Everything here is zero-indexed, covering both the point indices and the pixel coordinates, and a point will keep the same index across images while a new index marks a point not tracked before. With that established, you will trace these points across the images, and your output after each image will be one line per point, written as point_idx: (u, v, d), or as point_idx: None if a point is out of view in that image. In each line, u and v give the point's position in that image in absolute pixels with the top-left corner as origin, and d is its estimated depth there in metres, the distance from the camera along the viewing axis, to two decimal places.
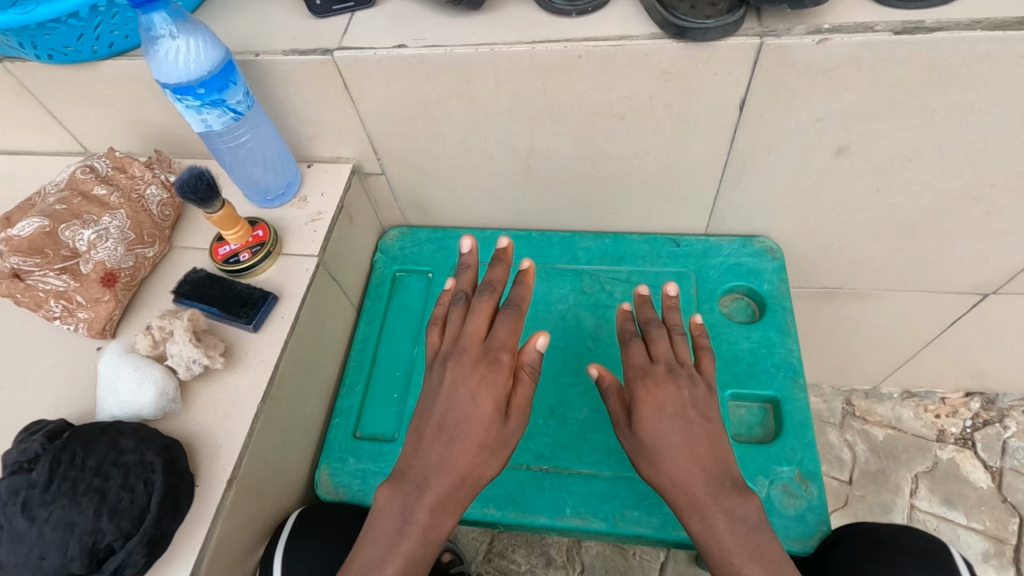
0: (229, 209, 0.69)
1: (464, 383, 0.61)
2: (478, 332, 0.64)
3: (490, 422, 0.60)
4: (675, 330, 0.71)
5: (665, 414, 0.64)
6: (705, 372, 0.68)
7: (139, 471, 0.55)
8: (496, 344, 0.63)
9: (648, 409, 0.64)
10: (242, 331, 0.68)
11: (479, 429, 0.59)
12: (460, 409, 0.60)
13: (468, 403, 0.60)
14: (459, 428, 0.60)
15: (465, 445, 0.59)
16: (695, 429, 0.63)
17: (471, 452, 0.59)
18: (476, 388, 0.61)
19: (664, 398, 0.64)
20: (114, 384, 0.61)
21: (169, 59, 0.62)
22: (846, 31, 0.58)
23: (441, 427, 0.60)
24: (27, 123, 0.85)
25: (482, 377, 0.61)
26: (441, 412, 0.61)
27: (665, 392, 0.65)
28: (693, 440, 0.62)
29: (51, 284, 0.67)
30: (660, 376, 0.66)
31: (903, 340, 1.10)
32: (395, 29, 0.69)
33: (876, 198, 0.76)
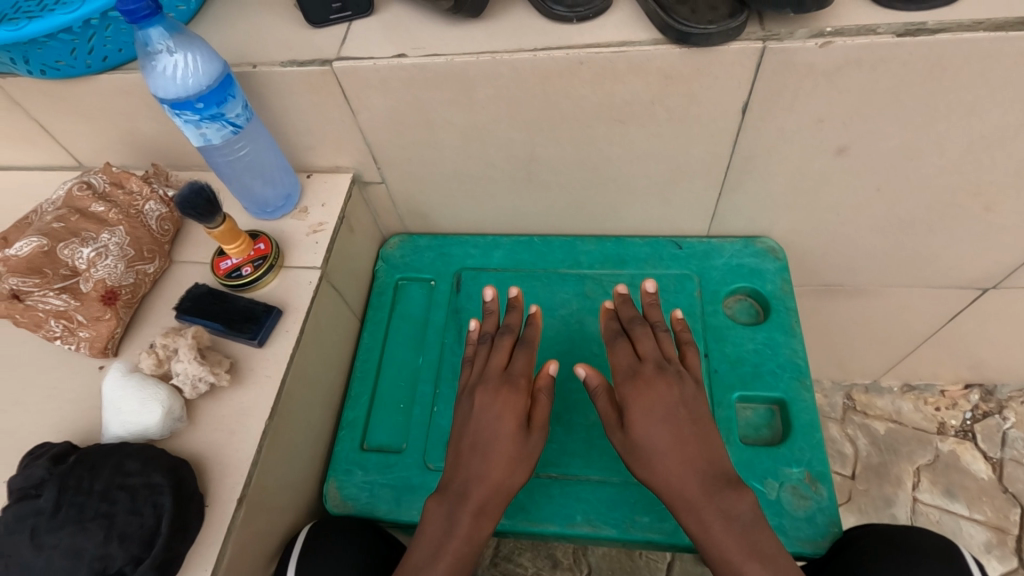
0: (230, 223, 0.68)
1: (490, 405, 0.67)
2: (500, 364, 0.70)
3: (516, 440, 0.65)
4: (659, 329, 0.72)
5: (656, 417, 0.64)
6: (691, 366, 0.70)
7: (146, 494, 0.54)
8: (516, 373, 0.69)
9: (638, 408, 0.65)
10: (247, 347, 0.67)
11: (510, 444, 0.64)
12: (490, 427, 0.65)
13: (495, 424, 0.65)
14: (490, 441, 0.65)
15: (496, 457, 0.64)
16: (686, 431, 0.64)
17: (504, 463, 0.64)
18: (504, 409, 0.66)
19: (654, 397, 0.65)
20: (119, 405, 0.60)
21: (166, 74, 0.61)
22: (849, 33, 0.58)
23: (472, 442, 0.65)
24: (17, 138, 0.84)
25: (506, 400, 0.66)
26: (472, 432, 0.66)
27: (655, 390, 0.66)
28: (683, 438, 0.63)
29: (50, 304, 0.65)
30: (649, 375, 0.67)
31: (903, 334, 1.11)
32: (393, 39, 0.68)
33: (877, 196, 0.76)
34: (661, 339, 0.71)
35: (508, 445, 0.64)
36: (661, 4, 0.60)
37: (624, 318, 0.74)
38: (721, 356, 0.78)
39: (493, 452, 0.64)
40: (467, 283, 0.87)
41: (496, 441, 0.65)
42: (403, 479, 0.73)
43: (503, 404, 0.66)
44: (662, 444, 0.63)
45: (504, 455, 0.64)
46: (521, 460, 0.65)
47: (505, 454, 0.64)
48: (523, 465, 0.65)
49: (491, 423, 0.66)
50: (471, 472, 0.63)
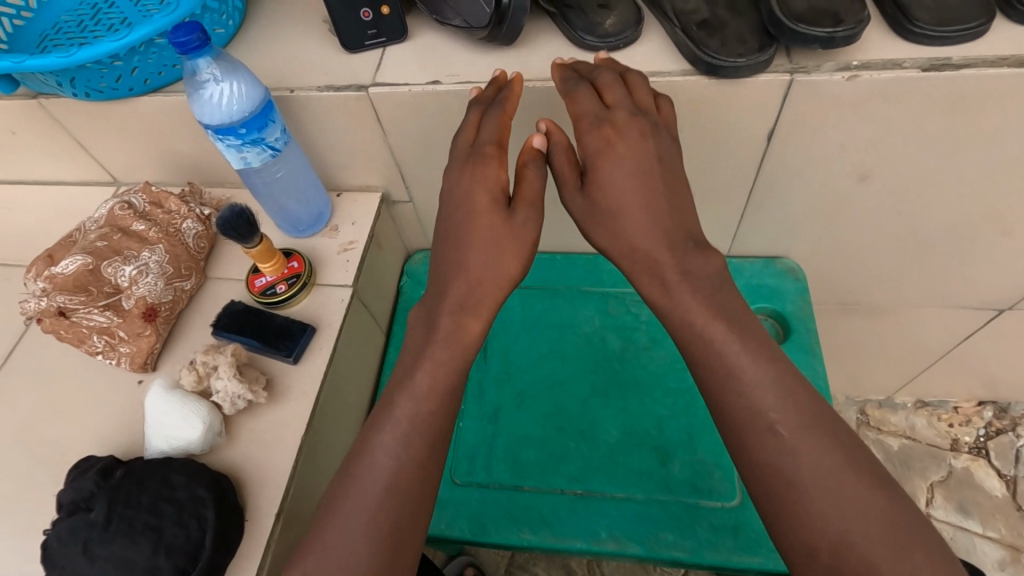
0: (267, 243, 0.70)
1: (466, 174, 0.59)
2: (467, 140, 0.60)
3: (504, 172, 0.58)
4: (626, 70, 0.61)
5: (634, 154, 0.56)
6: (666, 115, 0.60)
7: (190, 508, 0.56)
8: (484, 141, 0.59)
9: (607, 160, 0.56)
10: (282, 363, 0.69)
11: (493, 293, 0.56)
12: (462, 201, 0.58)
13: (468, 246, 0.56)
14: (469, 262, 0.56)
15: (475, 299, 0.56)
16: (656, 178, 0.56)
17: (488, 296, 0.56)
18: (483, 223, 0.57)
19: (624, 153, 0.56)
20: (162, 420, 0.62)
21: (213, 101, 0.63)
22: (875, 67, 0.60)
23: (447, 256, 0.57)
24: (57, 155, 0.86)
25: (473, 170, 0.58)
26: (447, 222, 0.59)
27: (626, 144, 0.56)
28: (655, 191, 0.56)
29: (94, 320, 0.67)
30: (621, 122, 0.57)
31: (918, 352, 1.11)
32: (427, 65, 0.70)
33: (898, 220, 0.78)
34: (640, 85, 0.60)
35: (489, 290, 0.56)
36: (692, 36, 0.62)
37: (583, 70, 0.62)
38: None
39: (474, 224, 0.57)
40: None
41: (478, 267, 0.56)
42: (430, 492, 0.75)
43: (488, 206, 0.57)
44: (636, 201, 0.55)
45: (484, 279, 0.56)
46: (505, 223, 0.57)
47: (484, 233, 0.56)
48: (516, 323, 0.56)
49: (472, 185, 0.58)
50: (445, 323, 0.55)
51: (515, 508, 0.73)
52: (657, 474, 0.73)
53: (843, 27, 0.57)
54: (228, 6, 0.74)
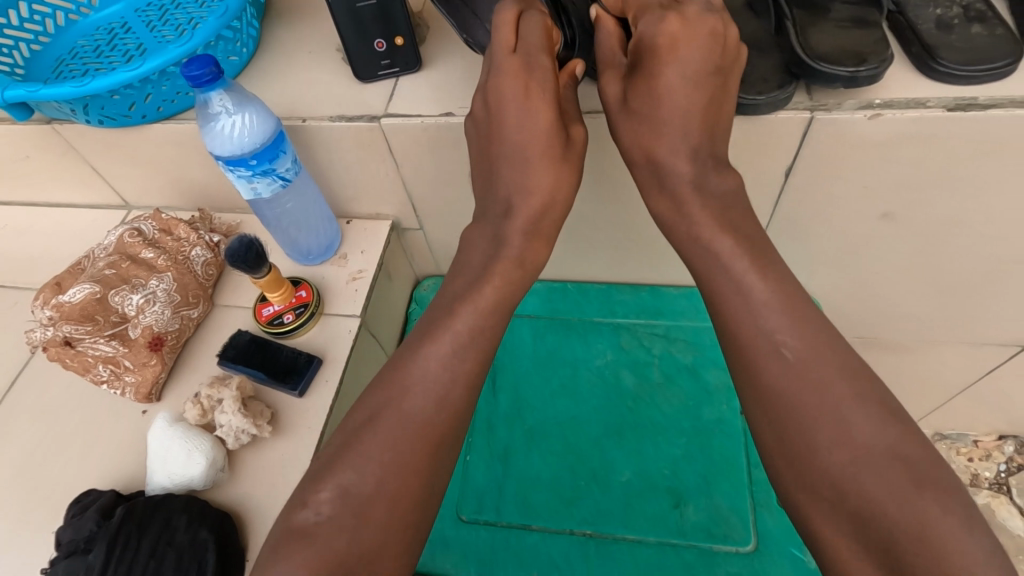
0: (275, 273, 0.70)
1: (516, 94, 0.58)
2: (508, 47, 0.59)
3: (563, 180, 0.59)
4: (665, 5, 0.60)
5: (686, 66, 0.55)
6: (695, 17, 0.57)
7: (191, 552, 0.54)
8: (532, 51, 0.58)
9: (656, 84, 0.56)
10: (287, 397, 0.68)
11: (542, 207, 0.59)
12: (517, 174, 0.59)
13: (523, 198, 0.59)
14: (528, 170, 0.59)
15: (534, 208, 0.59)
16: (719, 106, 0.57)
17: (551, 168, 0.59)
18: (535, 182, 0.59)
19: (664, 86, 0.56)
20: (165, 456, 0.61)
21: (224, 133, 0.63)
22: (898, 106, 0.58)
23: (506, 164, 0.60)
24: (71, 179, 0.86)
25: (526, 87, 0.58)
26: (501, 192, 0.61)
27: (668, 95, 0.56)
28: (689, 111, 0.56)
29: (100, 350, 0.67)
30: (662, 82, 0.56)
31: (938, 387, 1.08)
32: (440, 97, 0.69)
33: (920, 258, 0.76)
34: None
35: (541, 198, 0.59)
36: None
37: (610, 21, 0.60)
38: None
39: (532, 158, 0.59)
40: None
41: (537, 196, 0.59)
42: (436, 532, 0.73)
43: (540, 185, 0.59)
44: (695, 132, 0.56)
45: (547, 163, 0.59)
46: (561, 157, 0.59)
47: (543, 200, 0.59)
48: None
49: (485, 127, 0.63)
50: (512, 181, 0.60)
51: (521, 551, 0.71)
52: (671, 518, 0.71)
53: (866, 67, 0.55)
54: (242, 33, 0.74)
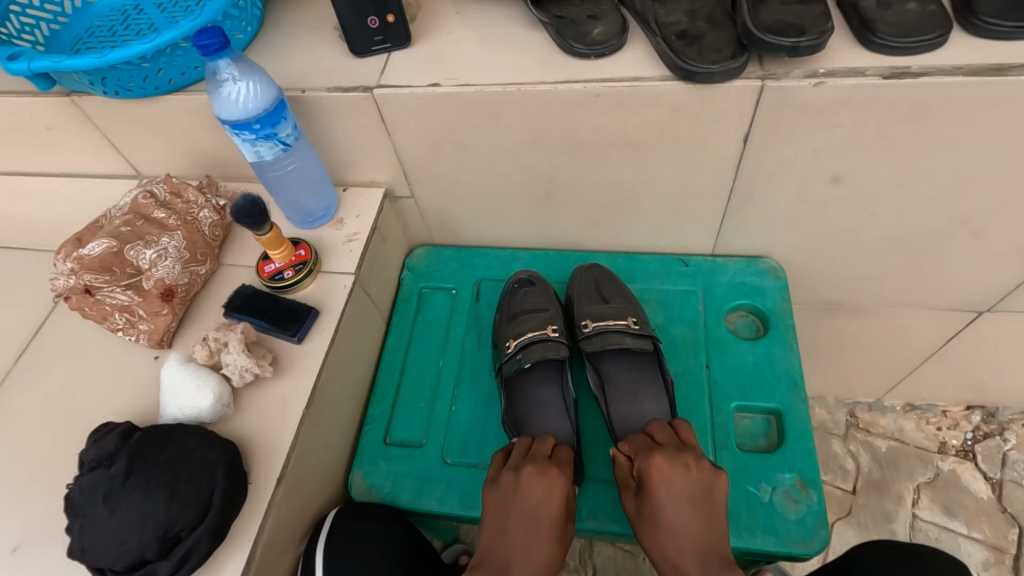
0: (276, 231, 0.76)
1: (537, 494, 0.67)
2: (545, 453, 0.72)
3: (557, 545, 0.66)
4: (677, 421, 0.74)
5: (688, 496, 0.64)
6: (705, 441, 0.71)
7: (203, 469, 0.60)
8: (561, 462, 0.71)
9: (658, 501, 0.65)
10: (287, 344, 0.74)
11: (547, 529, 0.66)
12: (529, 509, 0.67)
13: (525, 553, 0.65)
14: (537, 523, 0.66)
15: (542, 537, 0.66)
16: (712, 508, 0.64)
17: (550, 546, 0.66)
18: (551, 488, 0.67)
19: (663, 505, 0.64)
20: (176, 391, 0.67)
21: (231, 98, 0.69)
22: (840, 75, 0.64)
23: (515, 527, 0.66)
24: (87, 149, 0.93)
25: (548, 485, 0.67)
26: (512, 510, 0.67)
27: (664, 501, 0.64)
28: (683, 490, 0.65)
29: (117, 299, 0.73)
30: (658, 503, 0.65)
31: (904, 354, 1.14)
32: (428, 70, 0.76)
33: (872, 223, 0.82)
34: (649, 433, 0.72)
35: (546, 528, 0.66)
36: (671, 45, 0.67)
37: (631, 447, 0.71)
38: (722, 367, 0.83)
39: (551, 483, 0.67)
40: (487, 293, 0.94)
41: (544, 518, 0.66)
42: (423, 471, 0.80)
43: (545, 508, 0.67)
44: (691, 534, 0.63)
45: (546, 538, 0.66)
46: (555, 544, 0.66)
47: (548, 534, 0.66)
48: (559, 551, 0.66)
49: None
50: (515, 552, 0.65)
51: None
52: None
53: (807, 38, 0.61)
54: (247, 13, 0.80)
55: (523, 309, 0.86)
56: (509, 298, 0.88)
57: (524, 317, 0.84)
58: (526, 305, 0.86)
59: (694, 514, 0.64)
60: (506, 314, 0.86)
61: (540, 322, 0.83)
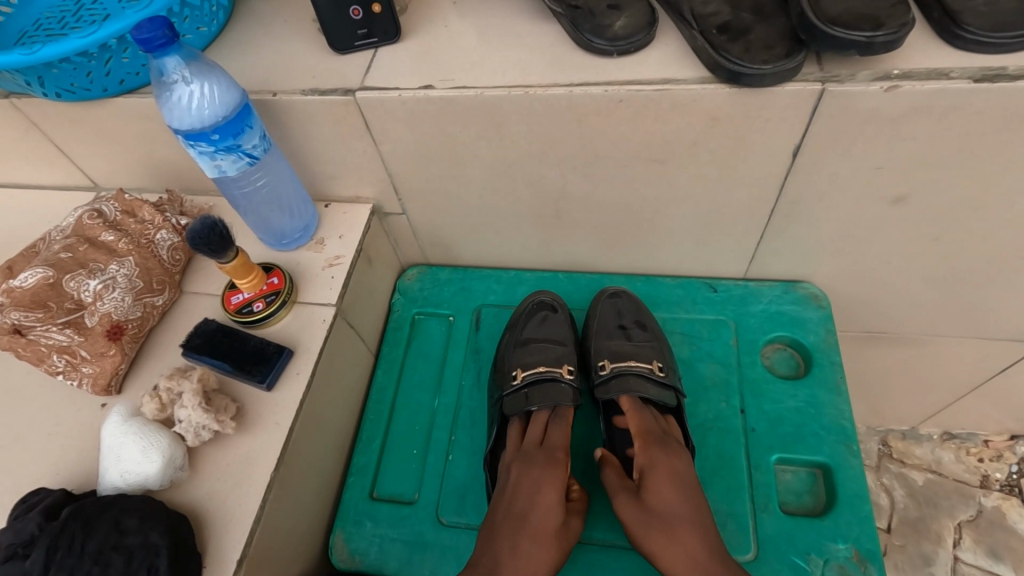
0: (243, 258, 0.65)
1: (530, 478, 0.63)
2: (536, 440, 0.69)
3: (555, 541, 0.60)
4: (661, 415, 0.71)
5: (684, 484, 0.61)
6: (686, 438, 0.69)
7: (141, 556, 0.50)
8: (554, 447, 0.67)
9: (660, 479, 0.61)
10: (255, 390, 0.64)
11: (545, 516, 0.60)
12: (525, 494, 0.62)
13: (515, 546, 0.58)
14: (529, 516, 0.60)
15: (535, 531, 0.59)
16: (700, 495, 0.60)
17: (546, 545, 0.59)
18: (541, 479, 0.63)
19: (667, 472, 0.62)
20: (117, 453, 0.56)
21: (182, 104, 0.58)
22: (917, 78, 0.53)
23: (506, 521, 0.60)
24: (34, 157, 0.82)
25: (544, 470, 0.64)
26: (507, 499, 0.63)
27: (665, 476, 0.61)
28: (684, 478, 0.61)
29: (53, 339, 0.62)
30: (661, 479, 0.61)
31: (948, 384, 1.03)
32: (421, 68, 0.65)
33: (934, 247, 0.71)
34: (643, 417, 0.68)
35: (544, 517, 0.60)
36: (711, 41, 0.56)
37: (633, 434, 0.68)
38: (759, 414, 0.72)
39: (539, 476, 0.63)
40: (489, 321, 0.83)
41: (538, 513, 0.60)
42: (415, 534, 0.69)
43: (541, 496, 0.62)
44: (671, 517, 0.58)
45: (541, 534, 0.59)
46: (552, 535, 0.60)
47: (543, 530, 0.59)
48: (553, 548, 0.59)
49: None
50: (503, 548, 0.58)
51: None
52: None
53: (883, 32, 0.50)
54: (212, 4, 0.69)
55: (535, 343, 0.75)
56: (519, 326, 0.77)
57: (539, 355, 0.74)
58: (538, 339, 0.76)
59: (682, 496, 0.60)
60: (514, 347, 0.75)
61: (555, 358, 0.74)
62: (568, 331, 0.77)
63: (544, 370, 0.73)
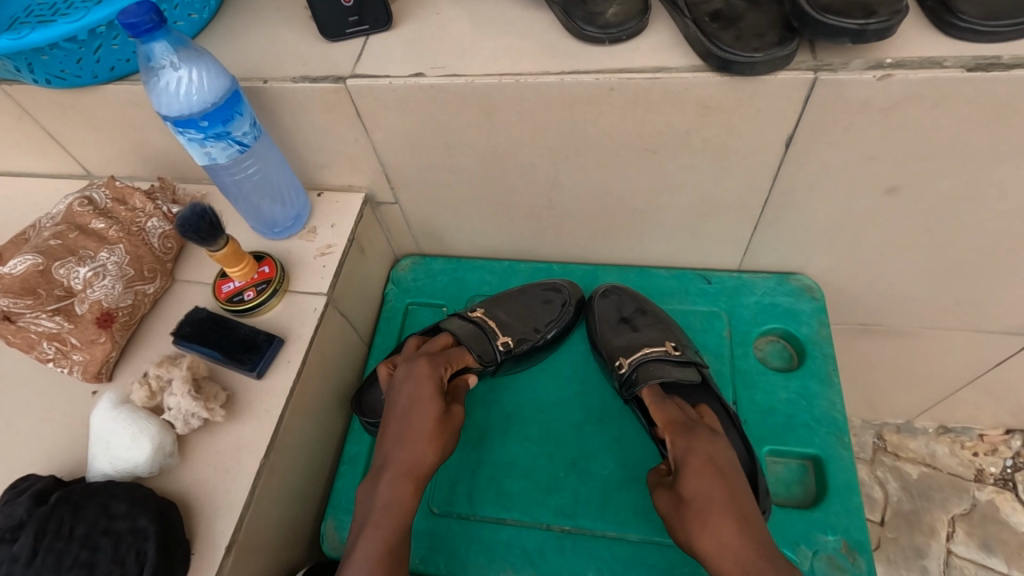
0: (234, 245, 0.64)
1: (410, 379, 0.64)
2: (430, 351, 0.70)
3: (434, 435, 0.61)
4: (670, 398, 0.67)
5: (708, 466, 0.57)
6: (710, 419, 0.65)
7: (130, 541, 0.51)
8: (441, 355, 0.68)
9: (688, 469, 0.57)
10: (245, 378, 0.63)
11: (426, 411, 0.61)
12: (408, 395, 0.63)
13: (400, 442, 0.60)
14: (412, 410, 0.61)
15: (419, 425, 0.61)
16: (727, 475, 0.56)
17: (434, 432, 0.61)
18: (422, 377, 0.64)
19: (689, 461, 0.58)
20: (107, 440, 0.57)
21: (170, 90, 0.58)
22: (911, 66, 0.53)
23: (395, 419, 0.61)
24: (27, 145, 0.81)
25: (425, 370, 0.65)
26: (392, 401, 0.63)
27: (692, 464, 0.57)
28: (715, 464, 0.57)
29: (43, 326, 0.63)
30: (692, 468, 0.57)
31: (942, 378, 1.03)
32: (412, 56, 0.64)
33: (927, 239, 0.70)
34: (662, 409, 0.65)
35: (424, 414, 0.61)
36: (703, 29, 0.55)
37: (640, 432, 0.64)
38: (751, 406, 0.72)
39: (421, 376, 0.64)
40: None
41: (416, 411, 0.61)
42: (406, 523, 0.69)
43: (419, 395, 0.63)
44: (700, 505, 0.54)
45: (428, 424, 0.61)
46: (439, 430, 0.61)
47: (426, 425, 0.61)
48: (434, 444, 0.60)
49: None
50: (390, 447, 0.60)
51: (495, 543, 0.67)
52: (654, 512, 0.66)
53: (876, 19, 0.50)
54: None
55: (526, 317, 0.77)
56: (522, 300, 0.79)
57: (518, 325, 0.76)
58: (529, 315, 0.78)
59: (715, 481, 0.56)
60: (507, 314, 0.77)
61: (512, 333, 0.75)
62: (557, 321, 0.77)
63: (490, 325, 0.75)
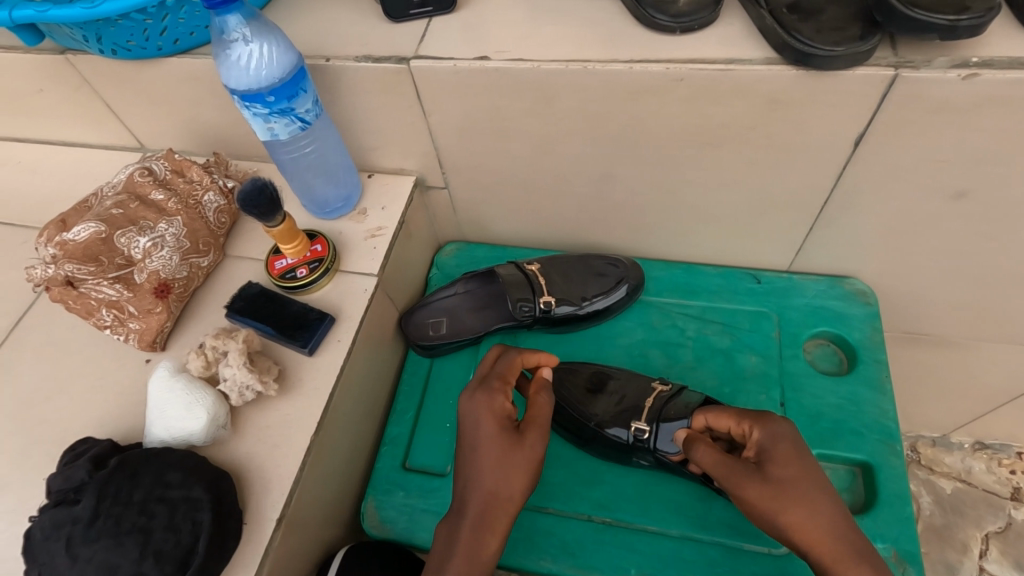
0: (290, 223, 0.65)
1: (474, 414, 0.59)
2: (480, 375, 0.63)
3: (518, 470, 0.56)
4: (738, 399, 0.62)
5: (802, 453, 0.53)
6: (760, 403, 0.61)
7: (185, 509, 0.51)
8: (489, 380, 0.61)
9: (778, 457, 0.52)
10: (296, 354, 0.64)
11: (493, 444, 0.56)
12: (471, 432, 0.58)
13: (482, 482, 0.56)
14: (478, 447, 0.57)
15: (484, 460, 0.56)
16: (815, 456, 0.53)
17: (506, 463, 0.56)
18: (481, 413, 0.58)
19: (774, 450, 0.53)
20: (163, 408, 0.57)
21: (239, 63, 0.58)
22: (998, 66, 0.51)
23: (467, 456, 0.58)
24: (86, 115, 0.83)
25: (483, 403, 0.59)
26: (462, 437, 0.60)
27: (779, 451, 0.53)
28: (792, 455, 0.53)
29: (104, 293, 0.64)
30: (782, 456, 0.52)
31: (986, 392, 1.01)
32: (476, 39, 0.64)
33: (990, 247, 0.68)
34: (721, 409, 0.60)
35: (490, 448, 0.56)
36: (780, 20, 0.54)
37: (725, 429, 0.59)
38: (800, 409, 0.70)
39: (478, 408, 0.59)
40: None
41: (484, 448, 0.57)
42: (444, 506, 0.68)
43: (481, 432, 0.58)
44: (802, 486, 0.51)
45: (496, 456, 0.56)
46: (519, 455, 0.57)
47: (492, 453, 0.56)
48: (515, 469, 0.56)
49: None
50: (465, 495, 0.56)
51: (534, 530, 0.67)
52: (695, 508, 0.66)
53: (968, 15, 0.48)
54: None
55: (574, 283, 0.77)
56: (577, 266, 0.79)
57: (565, 287, 0.77)
58: (579, 282, 0.77)
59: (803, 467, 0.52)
60: (559, 276, 0.78)
61: (557, 292, 0.76)
62: (604, 291, 0.76)
63: (539, 281, 0.77)
